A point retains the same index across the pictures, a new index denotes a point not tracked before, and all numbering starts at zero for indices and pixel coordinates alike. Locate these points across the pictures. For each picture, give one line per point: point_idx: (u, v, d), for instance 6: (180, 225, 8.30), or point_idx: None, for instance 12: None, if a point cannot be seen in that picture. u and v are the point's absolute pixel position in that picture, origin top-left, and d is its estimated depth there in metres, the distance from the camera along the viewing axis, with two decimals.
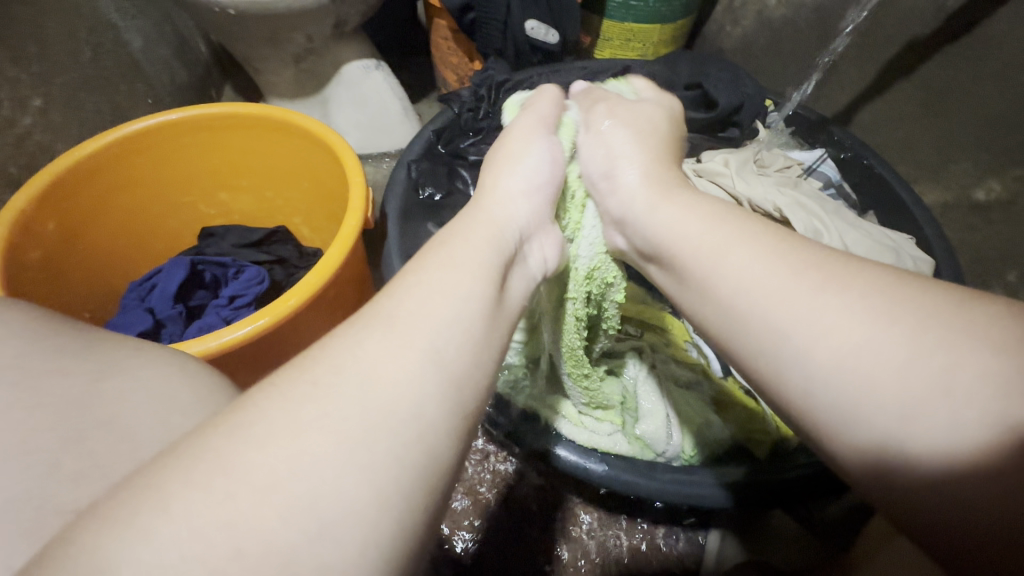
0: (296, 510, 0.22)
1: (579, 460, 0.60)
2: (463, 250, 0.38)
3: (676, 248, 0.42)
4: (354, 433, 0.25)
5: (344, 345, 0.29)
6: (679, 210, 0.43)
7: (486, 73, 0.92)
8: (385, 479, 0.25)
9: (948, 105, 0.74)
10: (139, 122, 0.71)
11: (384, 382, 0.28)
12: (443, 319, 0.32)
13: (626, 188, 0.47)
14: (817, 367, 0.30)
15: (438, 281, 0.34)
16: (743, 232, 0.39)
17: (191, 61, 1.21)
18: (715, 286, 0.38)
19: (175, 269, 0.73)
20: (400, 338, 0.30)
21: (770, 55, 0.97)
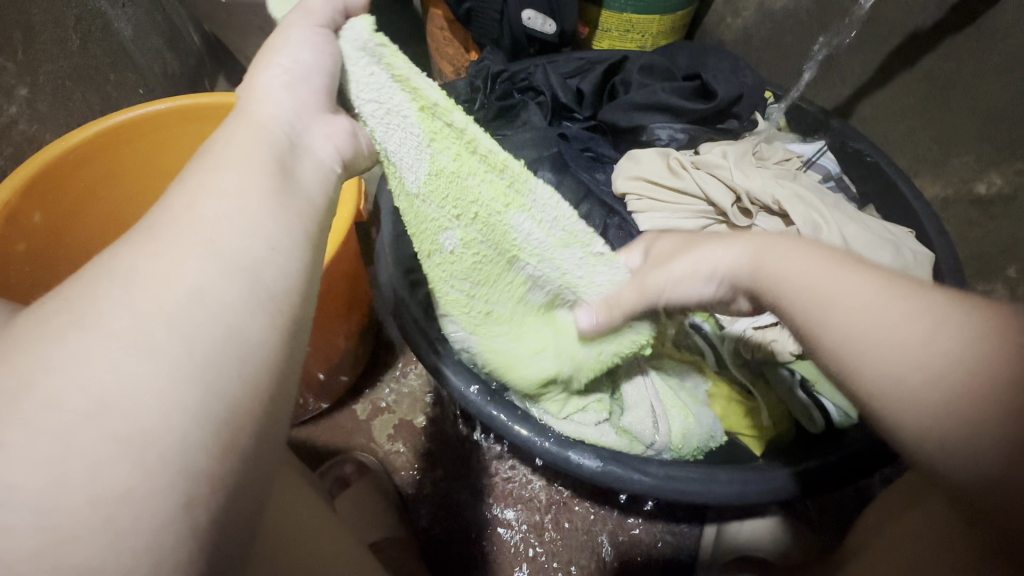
0: (71, 409, 0.23)
1: (566, 452, 0.59)
2: (239, 143, 0.35)
3: (777, 293, 0.39)
4: (125, 331, 0.25)
5: (122, 254, 0.28)
6: (790, 261, 0.39)
7: (481, 63, 0.90)
8: (163, 369, 0.25)
9: (950, 96, 0.73)
10: (126, 111, 0.69)
11: (159, 279, 0.27)
12: (210, 211, 0.30)
13: (708, 262, 0.44)
14: (932, 403, 0.30)
15: (215, 176, 0.32)
16: (836, 269, 0.37)
17: (184, 51, 1.19)
18: (816, 331, 0.36)
19: None
20: (176, 238, 0.29)
21: (771, 46, 0.96)
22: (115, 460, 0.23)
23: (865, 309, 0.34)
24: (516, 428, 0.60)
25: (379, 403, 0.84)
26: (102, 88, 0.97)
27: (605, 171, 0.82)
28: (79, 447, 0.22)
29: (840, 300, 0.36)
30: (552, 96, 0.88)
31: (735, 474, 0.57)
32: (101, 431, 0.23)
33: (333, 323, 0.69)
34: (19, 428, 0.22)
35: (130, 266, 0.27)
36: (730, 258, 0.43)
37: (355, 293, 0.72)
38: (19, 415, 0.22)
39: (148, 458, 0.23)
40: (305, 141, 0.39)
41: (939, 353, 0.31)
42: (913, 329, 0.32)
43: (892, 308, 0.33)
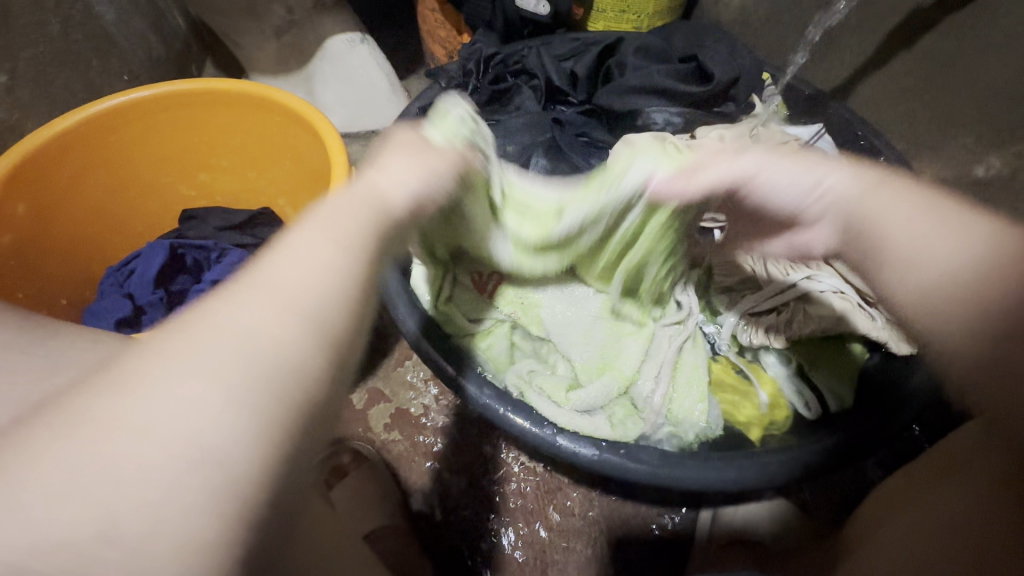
0: (172, 457, 0.24)
1: (567, 444, 0.58)
2: (337, 216, 0.35)
3: (840, 202, 0.44)
4: (207, 369, 0.26)
5: (221, 306, 0.29)
6: (841, 177, 0.44)
7: (474, 46, 0.89)
8: (238, 404, 0.26)
9: (949, 75, 0.71)
10: (110, 98, 0.68)
11: (259, 328, 0.28)
12: (296, 272, 0.31)
13: (829, 191, 0.44)
14: (942, 297, 0.39)
15: (304, 239, 0.33)
16: (888, 182, 0.43)
17: (169, 36, 1.17)
18: (878, 226, 0.42)
19: (153, 253, 0.71)
20: (276, 300, 0.30)
21: (769, 26, 0.95)
22: (189, 489, 0.24)
23: (920, 232, 0.39)
24: (510, 416, 0.59)
25: (375, 393, 0.84)
26: (86, 75, 0.94)
27: (601, 156, 0.79)
28: (157, 481, 0.23)
29: (893, 239, 0.41)
30: (546, 79, 0.86)
31: (744, 467, 0.57)
32: (176, 464, 0.24)
33: None
34: (125, 465, 0.23)
35: (218, 314, 0.29)
36: (851, 178, 0.44)
37: None
38: (103, 448, 0.23)
39: (213, 489, 0.24)
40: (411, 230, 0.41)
41: (974, 268, 0.37)
42: (948, 246, 0.39)
43: (926, 224, 0.40)
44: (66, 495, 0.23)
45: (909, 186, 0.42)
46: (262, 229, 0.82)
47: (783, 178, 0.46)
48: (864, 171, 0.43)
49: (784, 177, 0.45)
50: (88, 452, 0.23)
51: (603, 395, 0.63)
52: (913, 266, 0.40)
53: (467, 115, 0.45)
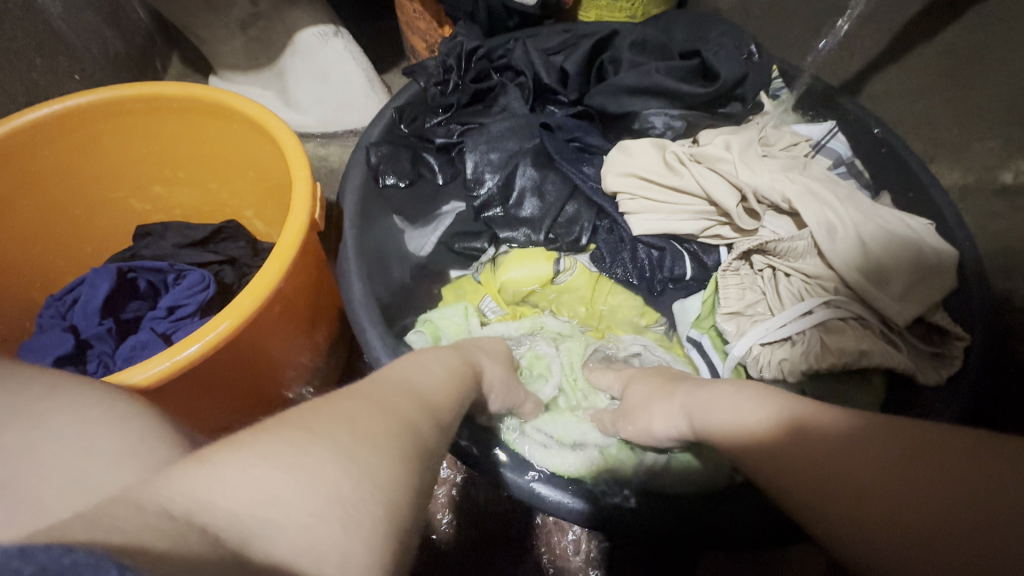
0: (388, 501, 0.25)
1: (556, 496, 0.53)
2: (427, 359, 0.41)
3: (678, 426, 0.46)
4: (397, 432, 0.28)
5: (379, 387, 0.32)
6: (649, 396, 0.50)
7: (454, 40, 0.81)
8: (415, 465, 0.28)
9: (977, 69, 0.65)
10: (43, 107, 0.60)
11: (413, 408, 0.32)
12: (426, 387, 0.36)
13: (659, 426, 0.47)
14: (780, 461, 0.36)
15: (411, 368, 0.38)
16: (692, 385, 0.47)
17: (128, 30, 1.08)
18: (706, 419, 0.42)
19: (99, 279, 0.64)
20: (416, 395, 0.34)
21: (774, 16, 0.88)
22: (384, 533, 0.24)
23: (734, 409, 0.40)
24: (512, 476, 0.54)
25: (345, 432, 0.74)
26: (29, 76, 0.85)
27: (594, 164, 0.73)
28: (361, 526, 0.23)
29: (724, 423, 0.40)
30: (534, 75, 0.79)
31: (753, 511, 0.51)
32: (378, 508, 0.24)
33: (294, 341, 0.61)
34: (350, 505, 0.23)
35: (383, 392, 0.32)
36: (673, 407, 0.46)
37: (313, 304, 0.63)
38: (315, 482, 0.23)
39: (397, 537, 0.25)
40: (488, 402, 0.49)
41: (783, 427, 0.37)
42: (769, 418, 0.38)
43: (738, 403, 0.40)
44: (289, 528, 0.21)
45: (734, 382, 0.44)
46: (228, 244, 0.75)
47: (642, 414, 0.49)
48: (680, 398, 0.46)
49: (642, 420, 0.49)
50: (309, 487, 0.23)
51: (597, 435, 0.58)
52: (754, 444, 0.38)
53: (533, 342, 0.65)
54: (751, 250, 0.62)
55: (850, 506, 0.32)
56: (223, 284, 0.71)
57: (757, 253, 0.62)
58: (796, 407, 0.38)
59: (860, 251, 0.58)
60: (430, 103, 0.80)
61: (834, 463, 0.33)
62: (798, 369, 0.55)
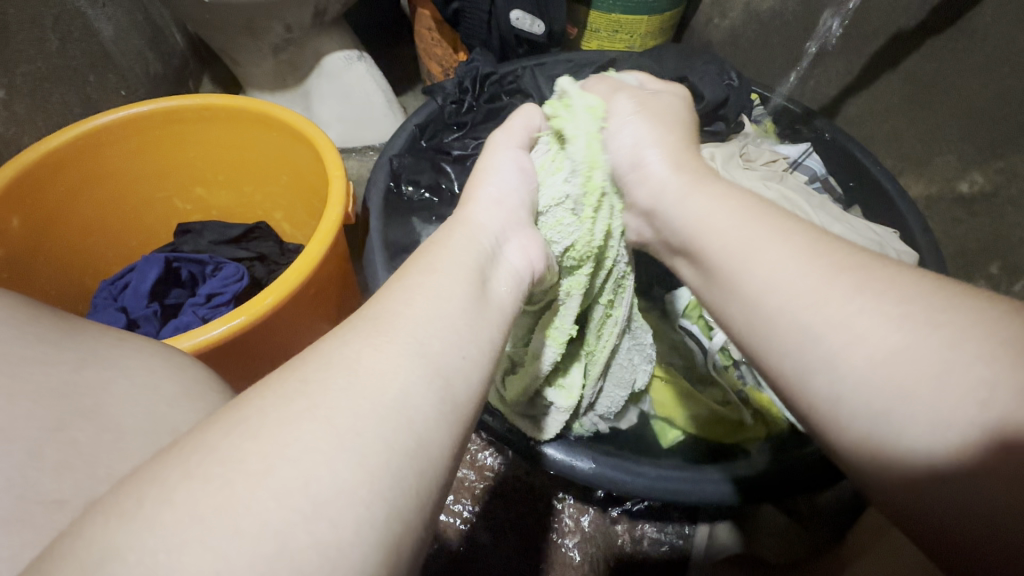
0: (285, 507, 0.22)
1: (566, 458, 0.61)
2: (444, 253, 0.39)
3: (707, 242, 0.40)
4: (321, 413, 0.25)
5: (334, 345, 0.29)
6: (649, 134, 0.46)
7: (471, 64, 0.90)
8: (352, 450, 0.24)
9: (934, 94, 0.73)
10: (108, 114, 0.68)
11: (372, 367, 0.28)
12: (428, 309, 0.33)
13: (655, 178, 0.45)
14: (848, 381, 0.29)
15: (425, 281, 0.35)
16: (744, 208, 0.39)
17: (166, 52, 1.16)
18: (745, 282, 0.36)
19: (148, 267, 0.71)
20: (387, 334, 0.30)
21: (758, 48, 0.97)
22: (294, 543, 0.21)
23: (789, 280, 0.33)
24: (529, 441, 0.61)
25: None
26: (82, 89, 0.94)
27: None
28: (311, 519, 0.22)
29: (759, 265, 0.35)
30: (541, 98, 0.88)
31: (737, 468, 0.61)
32: (342, 498, 0.23)
33: (317, 326, 0.67)
34: (239, 515, 0.21)
35: (334, 356, 0.28)
36: (670, 172, 0.44)
37: (339, 288, 0.69)
38: (227, 503, 0.21)
39: (308, 554, 0.21)
40: (505, 250, 0.43)
41: (870, 344, 0.29)
42: (860, 326, 0.29)
43: (806, 275, 0.33)
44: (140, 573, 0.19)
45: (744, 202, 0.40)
46: (259, 242, 0.82)
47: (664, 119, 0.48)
48: (691, 176, 0.43)
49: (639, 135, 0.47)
50: (178, 510, 0.21)
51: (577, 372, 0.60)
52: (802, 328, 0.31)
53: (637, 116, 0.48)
54: None
55: (940, 474, 0.25)
56: (255, 278, 0.78)
57: None
58: (868, 276, 0.31)
59: None
60: (447, 119, 0.87)
61: (924, 400, 0.26)
62: None
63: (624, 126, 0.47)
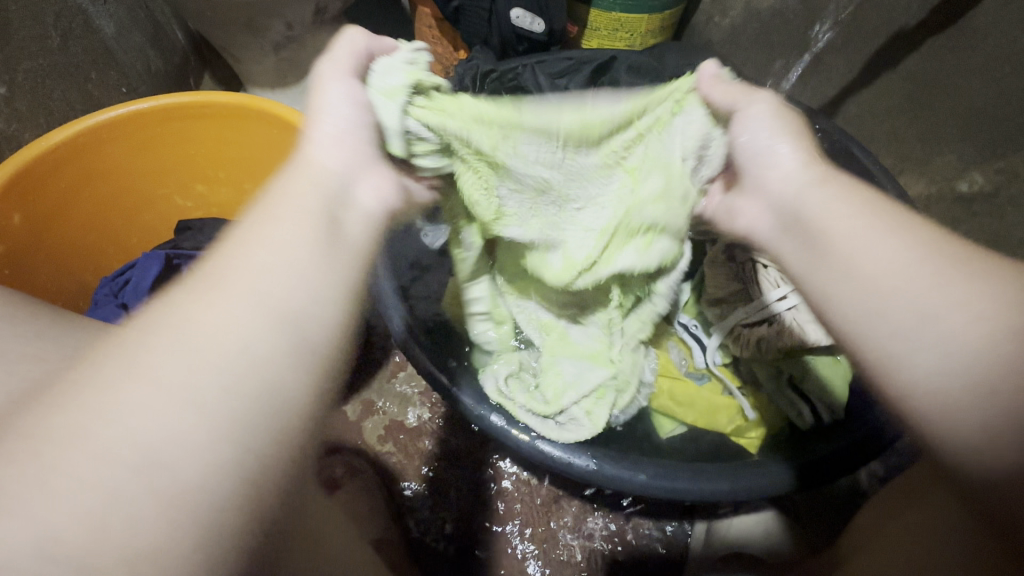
0: (122, 467, 0.23)
1: (562, 455, 0.61)
2: (283, 199, 0.35)
3: (829, 228, 0.39)
4: (147, 373, 0.25)
5: (167, 304, 0.29)
6: (774, 124, 0.44)
7: (471, 63, 0.91)
8: (182, 408, 0.25)
9: (934, 93, 0.73)
10: (110, 111, 0.68)
11: (202, 320, 0.28)
12: (300, 253, 0.32)
13: (784, 169, 0.43)
14: (935, 366, 0.31)
15: (283, 228, 0.33)
16: (868, 196, 0.39)
17: (167, 49, 1.16)
18: (859, 262, 0.36)
19: (150, 263, 0.71)
20: (220, 287, 0.29)
21: (758, 46, 0.97)
22: (134, 499, 0.23)
23: (905, 273, 0.34)
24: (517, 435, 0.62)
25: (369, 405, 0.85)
26: (84, 87, 0.94)
27: None
28: (143, 465, 0.24)
29: (873, 252, 0.36)
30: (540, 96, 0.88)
31: (746, 474, 0.60)
32: (181, 447, 0.24)
33: None
34: (72, 478, 0.23)
35: (171, 310, 0.28)
36: (801, 164, 0.43)
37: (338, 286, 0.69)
38: (53, 466, 0.23)
39: (150, 506, 0.23)
40: (354, 194, 0.39)
41: (979, 330, 0.30)
42: (967, 317, 0.30)
43: (925, 267, 0.33)
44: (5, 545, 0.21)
45: (864, 189, 0.40)
46: None
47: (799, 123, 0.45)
48: (820, 166, 0.43)
49: (762, 124, 0.45)
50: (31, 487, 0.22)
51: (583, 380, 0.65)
52: (849, 268, 0.37)
53: (716, 128, 0.48)
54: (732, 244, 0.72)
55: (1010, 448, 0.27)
56: None
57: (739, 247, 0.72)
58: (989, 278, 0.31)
59: None
60: None
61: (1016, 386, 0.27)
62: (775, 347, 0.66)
63: (743, 119, 0.45)
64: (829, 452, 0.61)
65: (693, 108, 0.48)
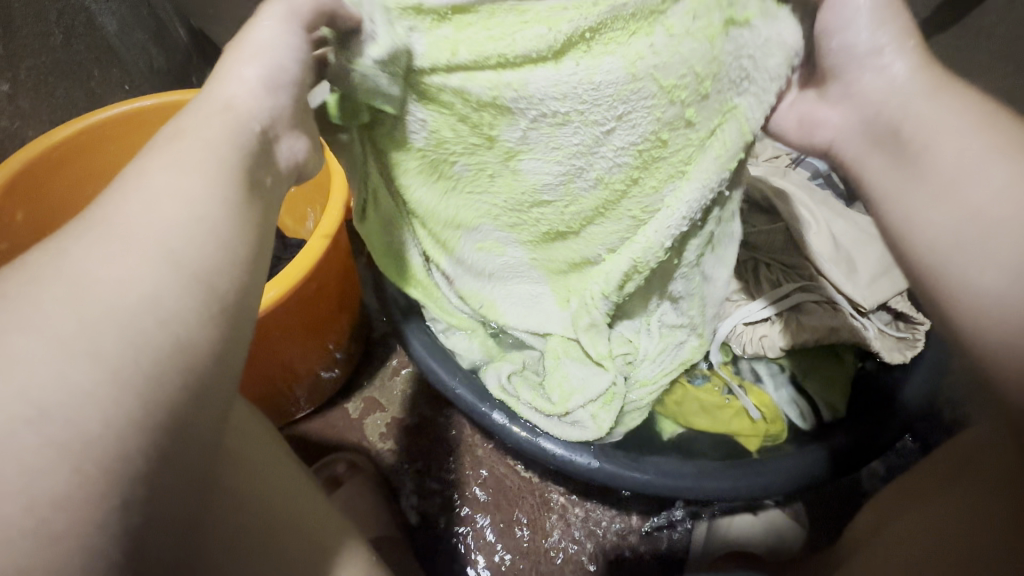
0: (19, 423, 0.22)
1: (564, 453, 0.63)
2: (194, 145, 0.31)
3: (935, 142, 0.39)
4: (27, 324, 0.24)
5: (53, 252, 0.26)
6: (894, 22, 0.40)
7: None
8: (89, 367, 0.24)
9: None
10: (111, 108, 0.68)
11: (101, 272, 0.26)
12: (201, 189, 0.30)
13: (889, 81, 0.41)
14: (990, 291, 0.34)
15: (180, 157, 0.30)
16: (981, 114, 0.38)
17: (171, 46, 1.17)
18: (966, 182, 0.37)
19: None
20: (118, 239, 0.27)
21: None
22: (39, 454, 0.22)
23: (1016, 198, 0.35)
24: (521, 433, 0.64)
25: (370, 402, 0.85)
26: (86, 84, 0.95)
27: None
28: (38, 423, 0.22)
29: (979, 178, 0.37)
30: None
31: (754, 467, 0.60)
32: (78, 403, 0.23)
33: (320, 321, 0.68)
34: None
35: (62, 257, 0.26)
36: (908, 72, 0.40)
37: (340, 283, 0.69)
38: None
39: (44, 459, 0.22)
40: (274, 146, 0.35)
41: None
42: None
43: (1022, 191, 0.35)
44: None
45: (969, 96, 0.40)
46: None
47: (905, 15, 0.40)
48: (929, 75, 0.40)
49: (866, 20, 0.39)
50: None
51: (593, 385, 0.62)
52: (954, 188, 0.37)
53: (785, 53, 0.42)
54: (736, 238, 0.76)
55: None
56: None
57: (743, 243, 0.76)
58: None
59: (832, 244, 0.70)
60: None
61: None
62: (776, 345, 0.68)
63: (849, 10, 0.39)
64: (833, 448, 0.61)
65: (763, 27, 0.41)
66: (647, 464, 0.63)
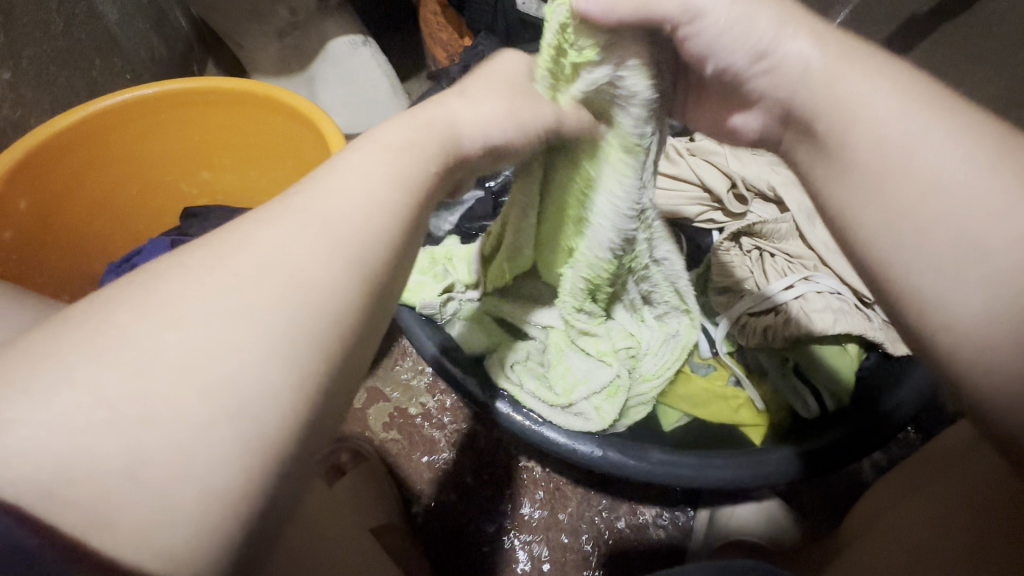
0: (206, 404, 0.24)
1: (567, 441, 0.62)
2: (400, 159, 0.35)
3: (847, 144, 0.36)
4: (235, 313, 0.26)
5: (244, 241, 0.28)
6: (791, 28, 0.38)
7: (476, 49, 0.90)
8: (282, 356, 0.26)
9: None
10: (114, 96, 0.68)
11: (296, 267, 0.28)
12: (383, 194, 0.32)
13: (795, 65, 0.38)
14: (944, 303, 0.31)
15: (399, 163, 0.34)
16: (904, 98, 0.35)
17: (171, 36, 1.15)
18: (893, 186, 0.34)
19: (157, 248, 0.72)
20: (308, 235, 0.29)
21: None
22: (224, 436, 0.24)
23: (944, 202, 0.32)
24: (524, 422, 0.63)
25: (373, 392, 0.85)
26: (87, 73, 0.94)
27: None
28: (234, 411, 0.24)
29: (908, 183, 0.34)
30: None
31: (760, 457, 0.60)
32: (263, 394, 0.25)
33: None
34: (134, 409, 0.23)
35: (256, 246, 0.28)
36: (811, 51, 0.37)
37: None
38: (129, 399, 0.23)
39: (227, 439, 0.24)
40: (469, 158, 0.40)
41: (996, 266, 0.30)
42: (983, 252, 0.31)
43: (955, 191, 0.32)
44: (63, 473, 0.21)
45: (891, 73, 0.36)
46: None
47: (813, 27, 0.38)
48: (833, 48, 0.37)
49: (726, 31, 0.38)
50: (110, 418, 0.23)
51: (592, 380, 0.64)
52: (880, 183, 0.35)
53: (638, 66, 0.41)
54: (740, 232, 0.74)
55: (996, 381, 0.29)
56: None
57: (746, 236, 0.74)
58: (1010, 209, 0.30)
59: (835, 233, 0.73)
60: None
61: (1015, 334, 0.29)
62: (781, 335, 0.68)
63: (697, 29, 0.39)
64: (843, 436, 0.61)
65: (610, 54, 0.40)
66: (647, 450, 0.61)
